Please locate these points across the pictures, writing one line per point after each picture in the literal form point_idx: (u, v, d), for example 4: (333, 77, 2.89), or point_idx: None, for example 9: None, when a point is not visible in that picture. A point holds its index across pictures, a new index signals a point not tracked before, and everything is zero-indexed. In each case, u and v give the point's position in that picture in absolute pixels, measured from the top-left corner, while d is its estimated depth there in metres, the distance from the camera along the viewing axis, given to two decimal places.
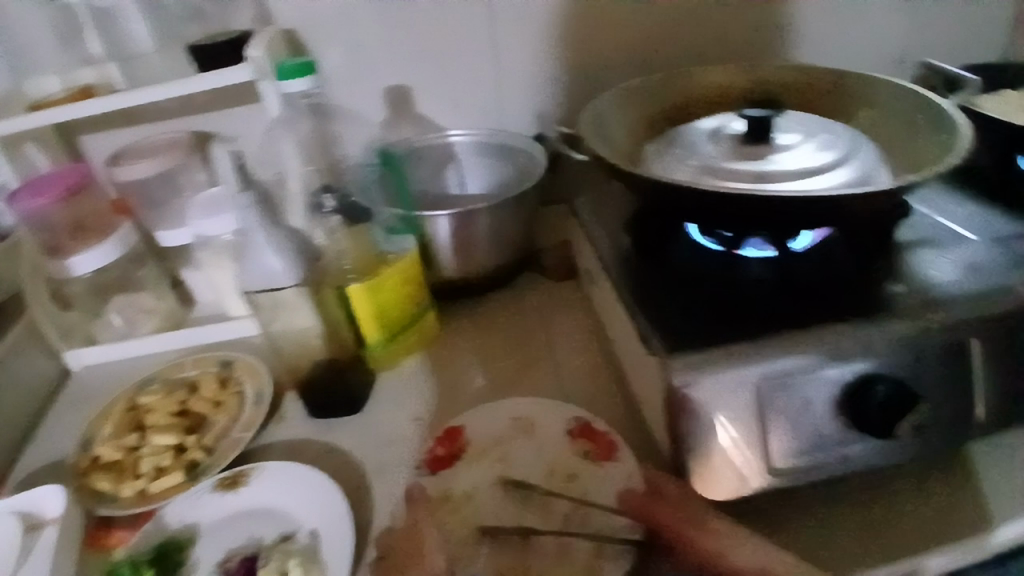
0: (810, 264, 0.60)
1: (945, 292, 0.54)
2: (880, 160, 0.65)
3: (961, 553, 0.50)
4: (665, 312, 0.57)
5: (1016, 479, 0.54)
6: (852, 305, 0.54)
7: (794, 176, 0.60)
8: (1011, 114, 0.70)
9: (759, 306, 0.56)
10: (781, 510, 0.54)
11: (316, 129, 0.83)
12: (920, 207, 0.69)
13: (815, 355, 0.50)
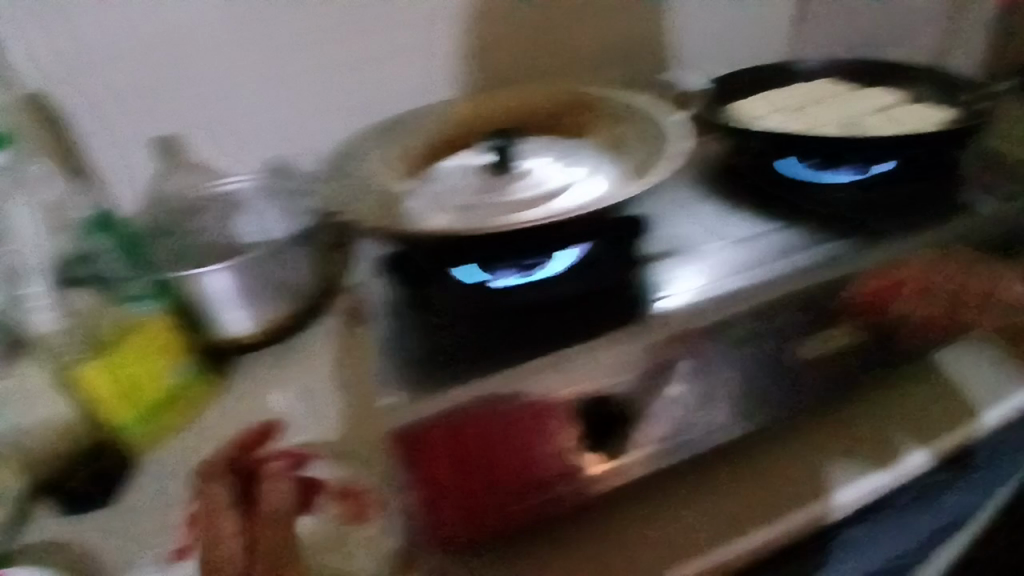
0: (562, 283, 0.63)
1: (682, 300, 0.61)
2: (616, 165, 0.68)
3: (937, 453, 0.58)
4: (440, 358, 0.60)
5: (966, 380, 0.63)
6: (605, 319, 0.60)
7: (531, 205, 0.62)
8: (751, 123, 0.75)
9: (531, 329, 0.61)
10: (771, 461, 0.58)
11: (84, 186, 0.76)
12: (680, 210, 0.74)
13: (614, 362, 0.56)
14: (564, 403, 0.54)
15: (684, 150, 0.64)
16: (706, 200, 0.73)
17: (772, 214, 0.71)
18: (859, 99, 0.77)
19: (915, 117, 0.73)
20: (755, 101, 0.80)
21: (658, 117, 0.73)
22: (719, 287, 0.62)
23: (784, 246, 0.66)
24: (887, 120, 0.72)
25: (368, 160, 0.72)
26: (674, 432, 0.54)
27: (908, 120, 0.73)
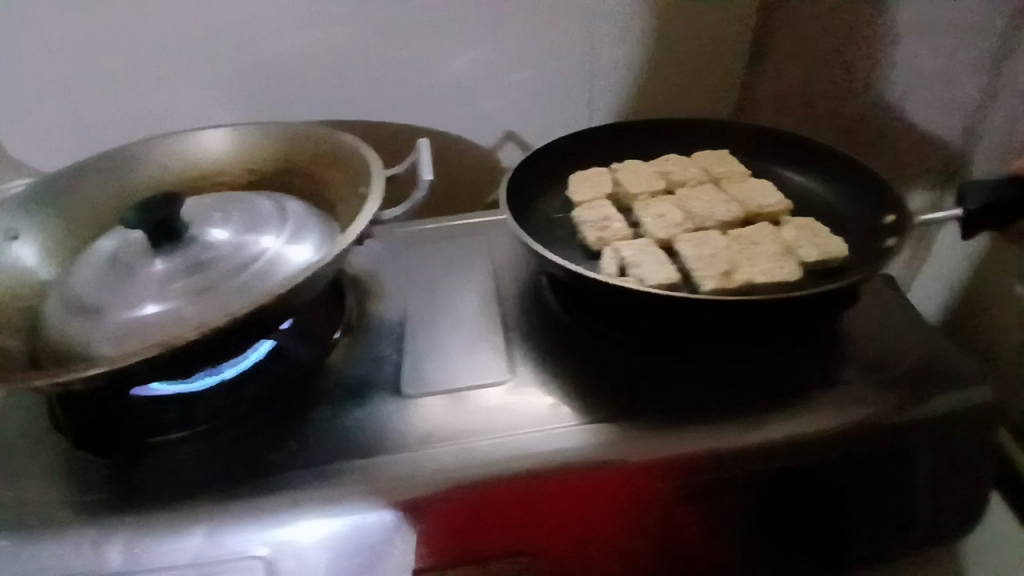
0: (255, 395, 0.49)
1: (358, 435, 0.46)
2: (316, 226, 0.55)
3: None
4: (74, 491, 0.43)
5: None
6: (283, 457, 0.45)
7: (199, 305, 0.47)
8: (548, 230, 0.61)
9: (190, 466, 0.45)
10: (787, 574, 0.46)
11: None
12: (460, 299, 0.60)
13: (409, 490, 0.42)
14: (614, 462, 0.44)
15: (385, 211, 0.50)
16: (434, 267, 0.65)
17: (527, 296, 0.60)
18: (716, 205, 0.61)
19: (765, 247, 0.55)
20: (592, 177, 0.64)
21: (365, 154, 0.57)
22: (391, 407, 0.48)
23: (511, 343, 0.54)
24: (723, 243, 0.55)
25: (24, 231, 0.55)
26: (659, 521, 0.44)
27: (754, 249, 0.55)
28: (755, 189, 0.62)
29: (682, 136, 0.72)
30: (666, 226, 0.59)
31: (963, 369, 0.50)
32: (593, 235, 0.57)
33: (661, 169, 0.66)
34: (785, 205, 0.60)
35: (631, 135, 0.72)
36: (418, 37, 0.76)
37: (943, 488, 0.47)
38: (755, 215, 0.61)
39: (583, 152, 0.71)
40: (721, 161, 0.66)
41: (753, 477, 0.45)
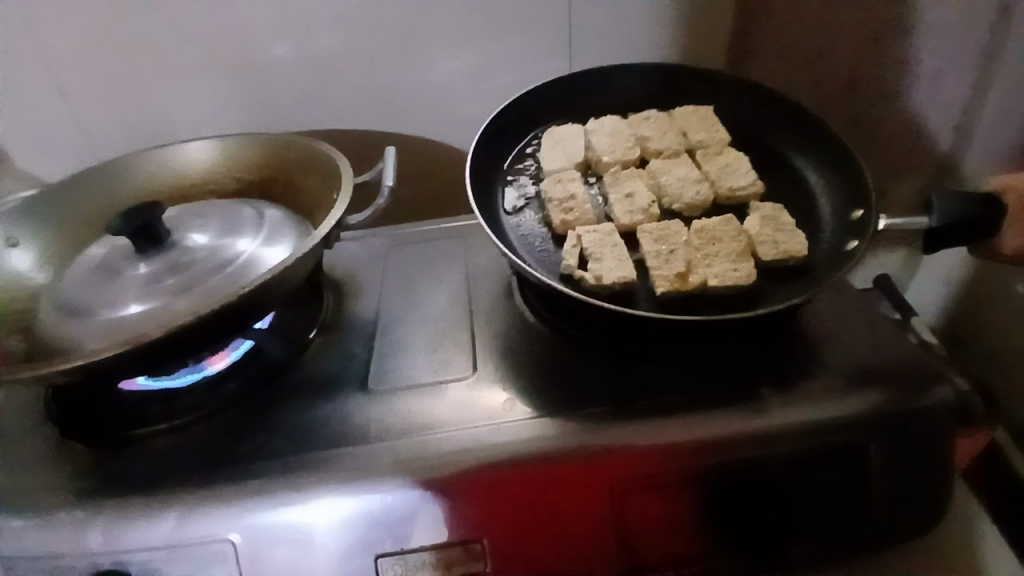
0: (233, 389, 0.52)
1: (325, 426, 0.49)
2: (292, 231, 0.58)
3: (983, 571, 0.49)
4: (61, 476, 0.47)
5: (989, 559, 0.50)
6: (255, 447, 0.48)
7: (176, 303, 0.50)
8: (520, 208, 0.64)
9: (167, 456, 0.48)
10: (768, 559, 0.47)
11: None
12: (434, 299, 0.62)
13: (368, 475, 0.45)
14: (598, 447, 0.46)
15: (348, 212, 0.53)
16: (411, 267, 0.67)
17: (497, 295, 0.62)
18: (686, 185, 0.63)
19: (726, 245, 0.57)
20: (568, 141, 0.67)
21: (338, 159, 0.60)
22: (355, 403, 0.51)
23: (475, 342, 0.56)
24: (684, 240, 0.57)
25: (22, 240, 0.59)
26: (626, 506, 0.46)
27: (714, 247, 0.57)
28: (729, 166, 0.64)
29: (670, 90, 0.74)
30: (631, 207, 0.61)
31: (916, 366, 0.51)
32: (558, 217, 0.60)
33: (639, 134, 0.68)
34: (756, 188, 0.62)
35: (615, 89, 0.74)
36: (399, 45, 0.79)
37: (894, 481, 0.48)
38: (723, 196, 0.63)
39: (565, 106, 0.73)
40: (702, 127, 0.68)
41: (701, 471, 0.46)
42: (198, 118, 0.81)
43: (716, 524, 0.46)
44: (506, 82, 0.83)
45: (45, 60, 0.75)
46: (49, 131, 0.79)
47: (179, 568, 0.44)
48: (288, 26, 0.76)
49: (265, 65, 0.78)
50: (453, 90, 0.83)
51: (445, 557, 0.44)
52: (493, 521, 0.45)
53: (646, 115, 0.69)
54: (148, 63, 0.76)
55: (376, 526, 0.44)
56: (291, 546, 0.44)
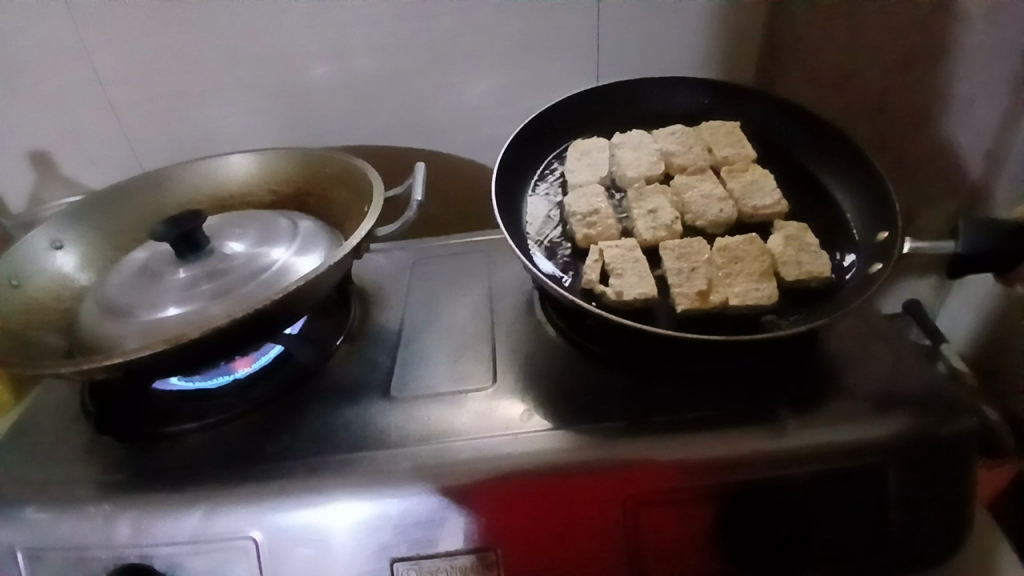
0: (261, 391, 0.54)
1: (348, 431, 0.50)
2: (325, 241, 0.60)
3: None
4: (95, 470, 0.49)
5: None
6: (280, 447, 0.49)
7: (213, 306, 0.53)
8: (544, 219, 0.65)
9: (197, 453, 0.49)
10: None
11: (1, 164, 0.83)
12: (459, 311, 0.64)
13: (390, 479, 0.46)
14: (619, 462, 0.46)
15: (375, 222, 0.54)
16: (436, 280, 0.69)
17: (519, 309, 0.63)
18: (710, 204, 0.64)
19: (749, 265, 0.57)
20: (594, 155, 0.69)
21: (371, 173, 0.62)
22: (378, 410, 0.52)
23: (496, 354, 0.57)
24: (706, 258, 0.58)
25: (70, 241, 0.62)
26: (645, 524, 0.46)
27: (736, 267, 0.57)
28: (754, 184, 0.65)
29: (699, 105, 0.74)
30: (653, 222, 0.62)
31: (942, 392, 0.50)
32: (581, 231, 0.61)
33: (664, 149, 0.69)
34: (780, 207, 0.62)
35: (644, 104, 0.75)
36: (433, 67, 0.81)
37: (917, 509, 0.47)
38: (746, 214, 0.63)
39: (594, 120, 0.75)
40: (728, 143, 0.68)
41: (718, 488, 0.46)
42: (239, 134, 0.85)
43: (733, 543, 0.46)
44: (534, 103, 0.85)
45: (99, 76, 0.79)
46: (99, 144, 0.84)
47: (201, 563, 0.45)
48: (327, 48, 0.79)
49: (305, 84, 0.81)
50: (483, 111, 0.85)
51: (460, 563, 0.45)
52: (511, 529, 0.45)
53: (672, 130, 0.70)
54: (194, 81, 0.80)
55: (395, 529, 0.45)
56: (311, 546, 0.45)
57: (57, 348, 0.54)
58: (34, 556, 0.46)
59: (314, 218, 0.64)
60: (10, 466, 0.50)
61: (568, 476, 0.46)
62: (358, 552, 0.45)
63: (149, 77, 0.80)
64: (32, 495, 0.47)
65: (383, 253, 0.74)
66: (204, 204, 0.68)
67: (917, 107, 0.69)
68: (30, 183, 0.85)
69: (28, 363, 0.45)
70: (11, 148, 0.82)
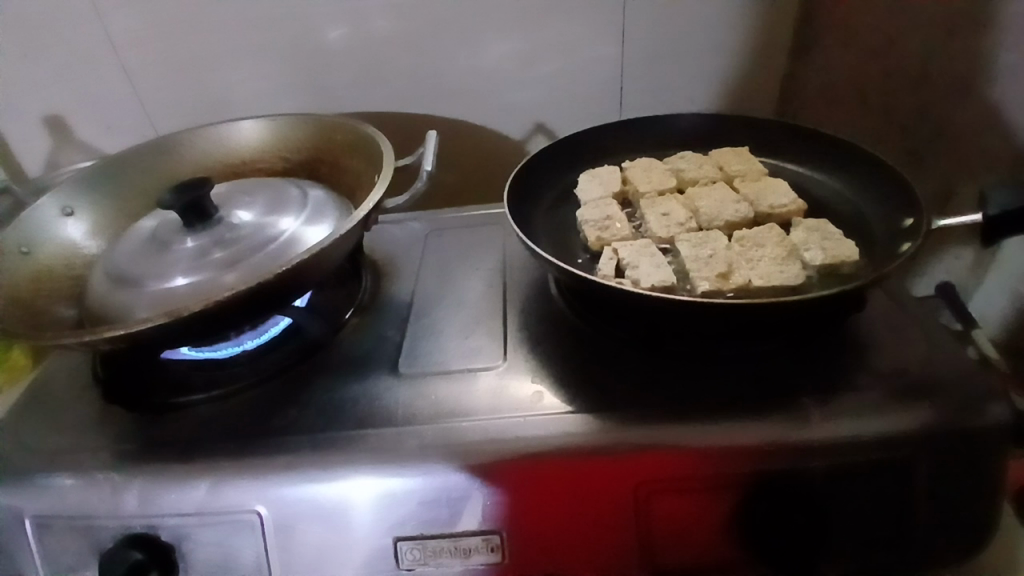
0: (269, 364, 0.53)
1: (355, 406, 0.49)
2: (334, 212, 0.59)
3: None
4: (105, 440, 0.49)
5: None
6: (285, 422, 0.49)
7: (222, 275, 0.52)
8: (555, 231, 0.62)
9: (204, 427, 0.49)
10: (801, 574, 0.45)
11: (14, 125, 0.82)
12: (474, 283, 0.62)
13: (395, 458, 0.45)
14: (629, 446, 0.45)
15: (381, 193, 0.52)
16: (450, 253, 0.67)
17: (531, 287, 0.61)
18: (725, 205, 0.61)
19: (769, 250, 0.55)
20: (602, 175, 0.65)
21: (382, 140, 0.60)
22: (385, 386, 0.51)
23: (508, 332, 0.56)
24: (724, 245, 0.56)
25: (80, 210, 0.61)
26: (654, 508, 0.45)
27: (758, 252, 0.55)
28: (768, 189, 0.62)
29: (699, 128, 0.72)
30: (668, 225, 0.60)
31: (976, 382, 0.47)
32: (594, 234, 0.59)
33: (673, 167, 0.66)
34: (797, 206, 0.60)
35: (658, 122, 0.72)
36: (450, 28, 0.78)
37: (942, 502, 0.45)
38: (763, 215, 0.61)
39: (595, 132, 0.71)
40: (738, 159, 0.66)
41: (733, 479, 0.44)
42: (251, 100, 0.83)
43: (748, 535, 0.45)
44: (556, 70, 0.81)
45: (112, 39, 0.78)
46: (113, 107, 0.83)
47: (209, 536, 0.45)
48: (343, 10, 0.77)
49: (319, 46, 0.79)
50: (502, 78, 0.82)
51: (466, 545, 0.44)
52: (523, 511, 0.44)
53: (681, 154, 0.68)
54: (208, 44, 0.78)
55: (402, 508, 0.44)
56: (318, 521, 0.45)
57: (68, 317, 0.54)
58: (47, 522, 0.46)
59: (324, 188, 0.63)
60: (23, 435, 0.50)
61: (578, 458, 0.44)
62: (363, 528, 0.45)
63: (161, 37, 0.78)
64: (43, 463, 0.47)
65: (395, 224, 0.73)
66: (216, 173, 0.67)
67: (965, 78, 0.64)
68: (45, 148, 0.84)
69: (37, 332, 0.45)
70: (26, 112, 0.82)
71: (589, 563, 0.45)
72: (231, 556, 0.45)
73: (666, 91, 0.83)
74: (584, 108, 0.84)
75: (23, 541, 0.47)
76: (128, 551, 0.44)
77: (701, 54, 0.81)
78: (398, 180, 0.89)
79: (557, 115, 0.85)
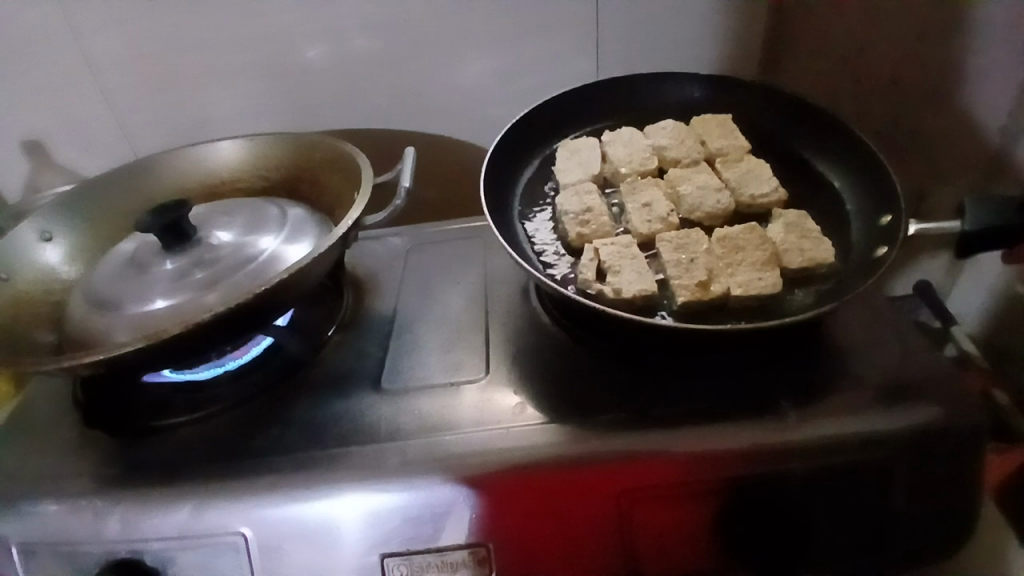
0: (251, 386, 0.53)
1: (338, 425, 0.49)
2: (315, 229, 0.59)
3: None
4: (86, 466, 0.48)
5: None
6: (267, 443, 0.48)
7: (201, 297, 0.52)
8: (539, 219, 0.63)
9: (185, 450, 0.49)
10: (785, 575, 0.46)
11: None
12: (457, 297, 0.63)
13: (379, 478, 0.45)
14: (610, 457, 0.45)
15: (359, 210, 0.53)
16: (431, 267, 0.67)
17: (513, 299, 0.62)
18: (706, 194, 0.63)
19: (750, 254, 0.56)
20: (584, 154, 0.66)
21: (361, 156, 0.60)
22: (368, 402, 0.51)
23: (490, 344, 0.56)
24: (704, 248, 0.57)
25: (58, 235, 0.61)
26: (636, 516, 0.45)
27: (736, 257, 0.56)
28: (750, 174, 0.63)
29: (687, 106, 0.72)
30: (649, 217, 0.61)
31: (946, 382, 0.48)
32: (575, 230, 0.59)
33: (656, 144, 0.67)
34: (778, 196, 0.61)
35: (642, 91, 0.73)
36: (426, 45, 0.79)
37: (920, 501, 0.46)
38: (744, 204, 0.62)
39: (577, 129, 0.72)
40: (720, 137, 0.67)
41: (714, 485, 0.45)
42: (230, 119, 0.83)
43: (731, 540, 0.45)
44: (533, 82, 0.82)
45: (89, 63, 0.78)
46: (93, 130, 0.83)
47: (193, 558, 0.45)
48: (320, 29, 0.77)
49: (297, 65, 0.79)
50: (479, 92, 0.83)
51: (450, 559, 0.45)
52: (509, 524, 0.44)
53: (664, 125, 0.69)
54: (186, 66, 0.79)
55: (387, 525, 0.44)
56: (302, 542, 0.45)
57: (47, 343, 0.54)
58: (29, 551, 0.46)
59: (305, 205, 0.63)
60: (2, 465, 0.50)
61: (561, 469, 0.45)
62: (348, 546, 0.45)
63: (138, 60, 0.78)
64: (23, 492, 0.47)
65: (374, 240, 0.73)
66: (197, 194, 0.67)
67: (930, 85, 0.65)
68: (25, 171, 0.84)
69: (14, 361, 0.45)
70: (4, 135, 0.82)
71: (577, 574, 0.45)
72: None
73: None
74: None
75: (4, 572, 0.46)
76: None
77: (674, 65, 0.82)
78: (380, 195, 0.89)
79: None
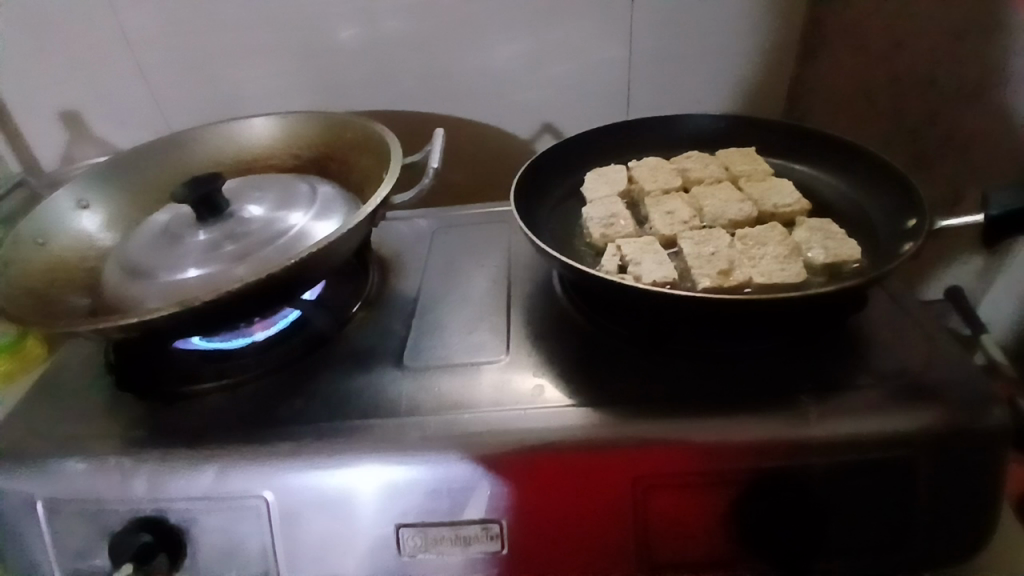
0: (278, 357, 0.55)
1: (359, 399, 0.50)
2: (343, 208, 0.60)
3: None
4: (115, 427, 0.50)
5: None
6: (289, 412, 0.50)
7: (231, 268, 0.53)
8: (560, 227, 0.63)
9: (211, 416, 0.50)
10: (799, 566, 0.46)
11: (34, 119, 0.84)
12: (480, 280, 0.63)
13: (399, 451, 0.46)
14: (628, 441, 0.45)
15: (388, 190, 0.53)
16: (455, 250, 0.68)
17: (535, 284, 0.62)
18: (730, 204, 0.62)
19: (771, 249, 0.56)
20: (609, 174, 0.66)
21: (391, 137, 0.61)
22: (389, 378, 0.52)
23: (512, 327, 0.57)
24: (726, 243, 0.57)
25: (96, 204, 0.63)
26: (652, 501, 0.45)
27: (760, 250, 0.56)
28: (773, 188, 0.62)
29: (707, 129, 0.72)
30: (671, 223, 0.61)
31: (973, 383, 0.47)
32: (598, 231, 0.59)
33: (680, 167, 0.67)
34: (802, 205, 0.60)
35: (666, 122, 0.73)
36: (456, 29, 0.79)
37: (940, 500, 0.45)
38: (767, 213, 0.61)
39: (599, 148, 0.72)
40: (744, 159, 0.66)
41: (732, 475, 0.45)
42: (262, 97, 0.84)
43: (746, 529, 0.45)
44: (563, 70, 0.82)
45: (128, 37, 0.80)
46: (129, 103, 0.84)
47: (216, 519, 0.46)
48: (352, 9, 0.78)
49: (328, 45, 0.80)
50: (508, 78, 0.83)
51: (466, 534, 0.45)
52: (525, 502, 0.45)
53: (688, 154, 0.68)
54: (220, 42, 0.80)
55: (407, 496, 0.45)
56: (322, 510, 0.46)
57: (82, 307, 0.56)
58: (57, 506, 0.47)
59: (334, 184, 0.64)
60: (36, 422, 0.51)
61: (578, 451, 0.45)
62: (367, 515, 0.45)
63: (174, 34, 0.79)
64: (55, 448, 0.49)
65: (403, 220, 0.74)
66: (231, 169, 0.68)
67: None
68: (63, 142, 0.86)
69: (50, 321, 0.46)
70: (46, 108, 0.84)
71: (590, 555, 0.46)
72: (238, 539, 0.46)
73: (673, 91, 0.84)
74: (591, 108, 0.85)
75: (34, 525, 0.48)
76: (137, 534, 0.45)
77: (706, 56, 0.81)
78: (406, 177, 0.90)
79: (563, 115, 0.85)
